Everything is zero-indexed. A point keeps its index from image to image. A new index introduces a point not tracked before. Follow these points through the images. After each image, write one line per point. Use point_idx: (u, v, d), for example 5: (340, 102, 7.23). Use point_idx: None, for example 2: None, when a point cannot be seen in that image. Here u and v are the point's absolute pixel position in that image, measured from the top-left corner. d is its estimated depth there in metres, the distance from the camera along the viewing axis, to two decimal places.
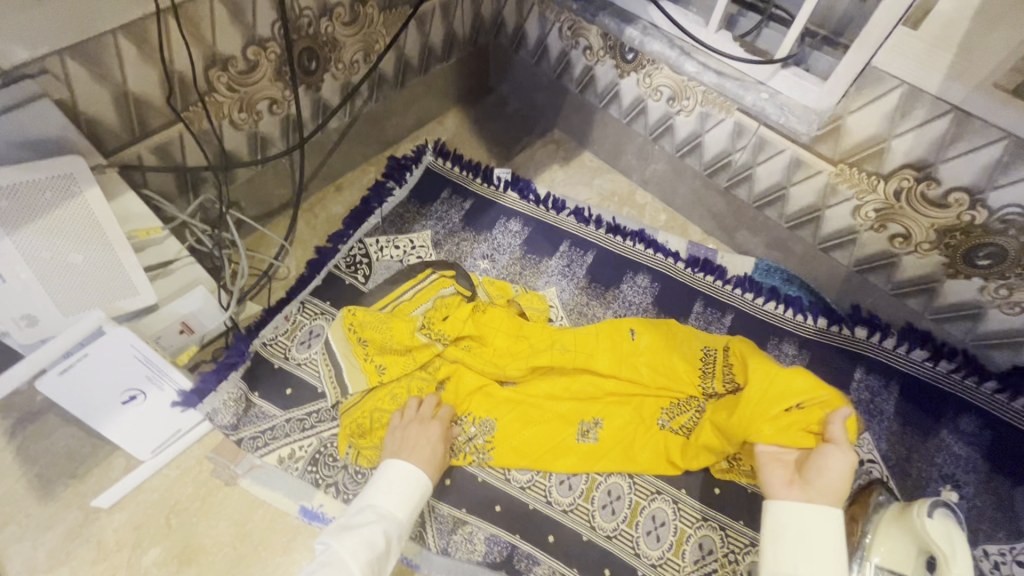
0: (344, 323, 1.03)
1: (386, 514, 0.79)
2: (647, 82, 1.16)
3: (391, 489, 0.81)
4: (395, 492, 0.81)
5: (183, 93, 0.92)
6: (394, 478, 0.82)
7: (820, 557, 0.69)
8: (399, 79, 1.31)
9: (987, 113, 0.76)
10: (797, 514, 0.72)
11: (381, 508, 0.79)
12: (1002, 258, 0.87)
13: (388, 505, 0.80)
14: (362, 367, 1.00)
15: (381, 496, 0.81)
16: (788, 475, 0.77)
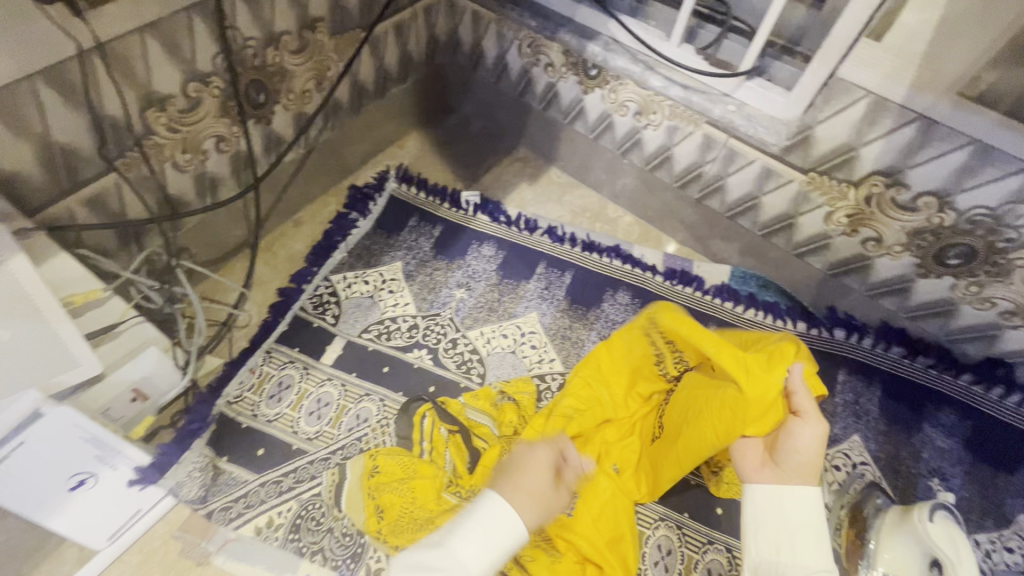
0: (364, 459, 0.93)
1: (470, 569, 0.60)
2: (612, 97, 1.14)
3: (478, 533, 0.62)
4: (479, 542, 0.62)
5: (117, 139, 0.83)
6: (490, 523, 0.63)
7: (803, 543, 0.66)
8: (354, 105, 1.24)
9: (951, 120, 0.78)
10: (773, 499, 0.68)
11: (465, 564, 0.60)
12: (972, 256, 0.90)
13: (475, 559, 0.61)
14: (370, 503, 0.89)
15: (471, 546, 0.61)
16: (759, 456, 0.72)
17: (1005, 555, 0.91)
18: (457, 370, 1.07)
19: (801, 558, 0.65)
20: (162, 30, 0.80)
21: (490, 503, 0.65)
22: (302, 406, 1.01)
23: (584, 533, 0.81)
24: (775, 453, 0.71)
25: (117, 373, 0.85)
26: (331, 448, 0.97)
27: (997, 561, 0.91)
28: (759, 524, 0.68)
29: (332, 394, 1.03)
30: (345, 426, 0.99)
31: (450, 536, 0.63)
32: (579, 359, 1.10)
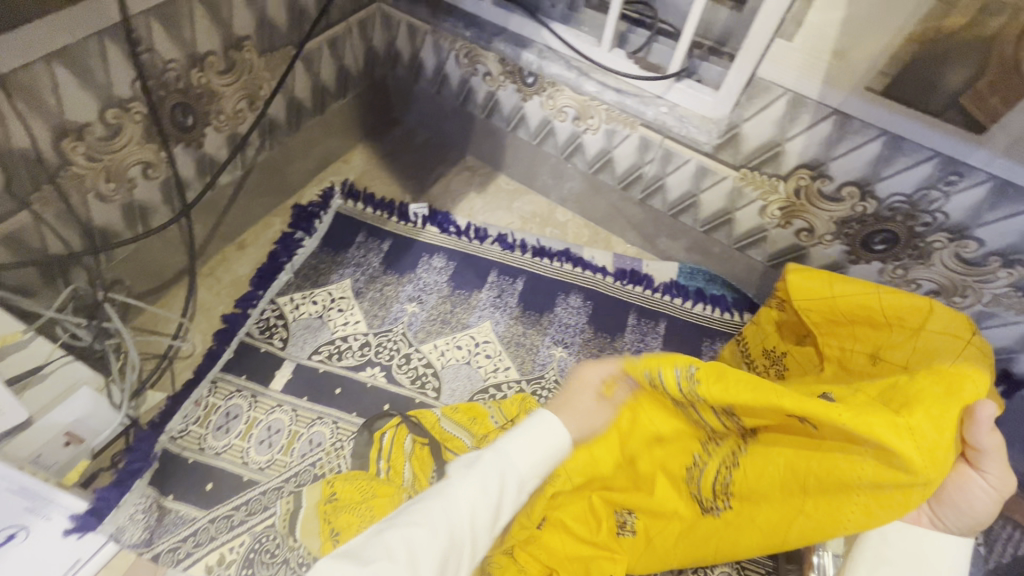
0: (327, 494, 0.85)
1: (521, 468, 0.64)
2: (550, 103, 1.16)
3: (526, 435, 0.66)
4: (529, 441, 0.66)
5: (29, 172, 0.79)
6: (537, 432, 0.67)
7: None
8: (292, 122, 1.22)
9: (863, 113, 0.81)
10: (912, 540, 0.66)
11: (516, 464, 0.64)
12: (895, 241, 0.94)
13: (526, 460, 0.65)
14: (324, 527, 0.81)
15: (520, 452, 0.65)
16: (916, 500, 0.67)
17: None
18: (411, 385, 1.06)
19: None
20: (72, 57, 0.76)
21: (536, 416, 0.69)
22: (252, 435, 0.98)
23: (551, 549, 0.78)
24: (937, 498, 0.65)
25: (48, 417, 0.82)
26: (284, 475, 0.95)
27: None
28: (888, 561, 0.66)
29: (283, 420, 1.00)
30: (298, 452, 0.97)
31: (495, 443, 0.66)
32: (535, 365, 1.10)
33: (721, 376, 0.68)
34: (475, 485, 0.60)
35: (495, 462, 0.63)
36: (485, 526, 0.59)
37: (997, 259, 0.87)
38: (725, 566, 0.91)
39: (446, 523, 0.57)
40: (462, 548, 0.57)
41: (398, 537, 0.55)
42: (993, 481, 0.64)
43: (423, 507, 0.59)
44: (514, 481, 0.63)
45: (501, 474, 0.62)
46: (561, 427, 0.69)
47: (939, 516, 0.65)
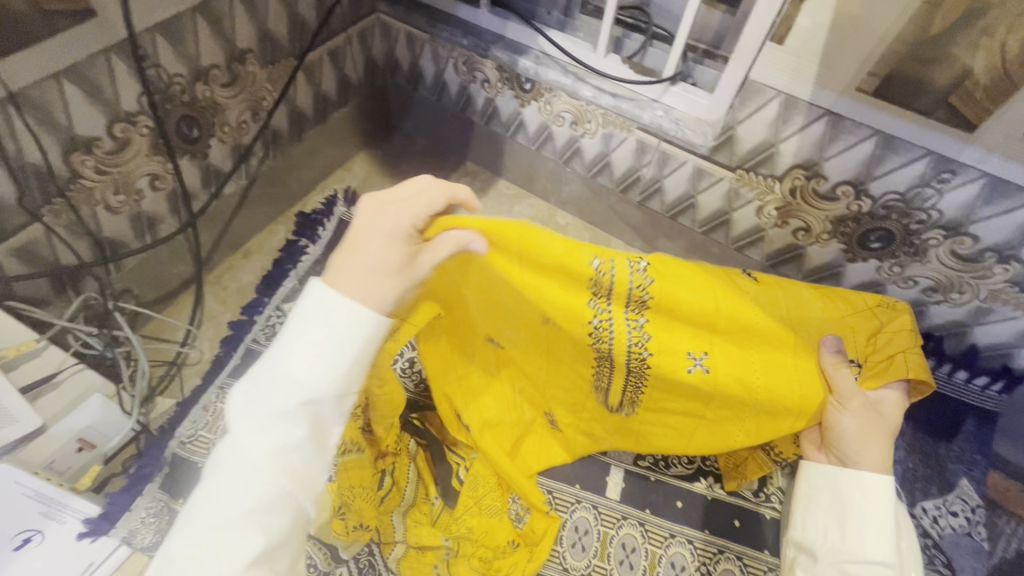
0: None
1: (312, 376, 0.52)
2: (548, 109, 1.17)
3: (299, 345, 0.52)
4: (306, 351, 0.52)
5: (40, 187, 0.82)
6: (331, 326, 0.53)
7: (868, 526, 0.69)
8: (295, 132, 1.24)
9: (854, 113, 0.82)
10: (832, 479, 0.74)
11: (294, 374, 0.52)
12: (891, 239, 0.95)
13: (311, 364, 0.52)
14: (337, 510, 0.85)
15: (291, 358, 0.52)
16: (817, 437, 0.79)
17: (950, 518, 0.96)
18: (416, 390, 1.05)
19: (858, 539, 0.69)
20: (81, 74, 0.79)
21: (308, 307, 0.53)
22: None
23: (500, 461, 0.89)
24: (831, 445, 0.75)
25: (60, 424, 0.84)
26: None
27: (944, 526, 0.95)
28: (812, 500, 0.75)
29: None
30: None
31: (269, 363, 0.53)
32: None
33: (670, 287, 0.77)
34: (252, 424, 0.51)
35: (274, 380, 0.52)
36: (277, 465, 0.51)
37: (992, 255, 0.88)
38: (728, 562, 0.92)
39: (241, 494, 0.50)
40: (294, 499, 0.53)
41: (202, 528, 0.50)
42: (873, 407, 0.74)
43: (213, 476, 0.52)
44: (312, 401, 0.52)
45: (276, 384, 0.52)
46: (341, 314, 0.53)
47: (833, 457, 0.75)
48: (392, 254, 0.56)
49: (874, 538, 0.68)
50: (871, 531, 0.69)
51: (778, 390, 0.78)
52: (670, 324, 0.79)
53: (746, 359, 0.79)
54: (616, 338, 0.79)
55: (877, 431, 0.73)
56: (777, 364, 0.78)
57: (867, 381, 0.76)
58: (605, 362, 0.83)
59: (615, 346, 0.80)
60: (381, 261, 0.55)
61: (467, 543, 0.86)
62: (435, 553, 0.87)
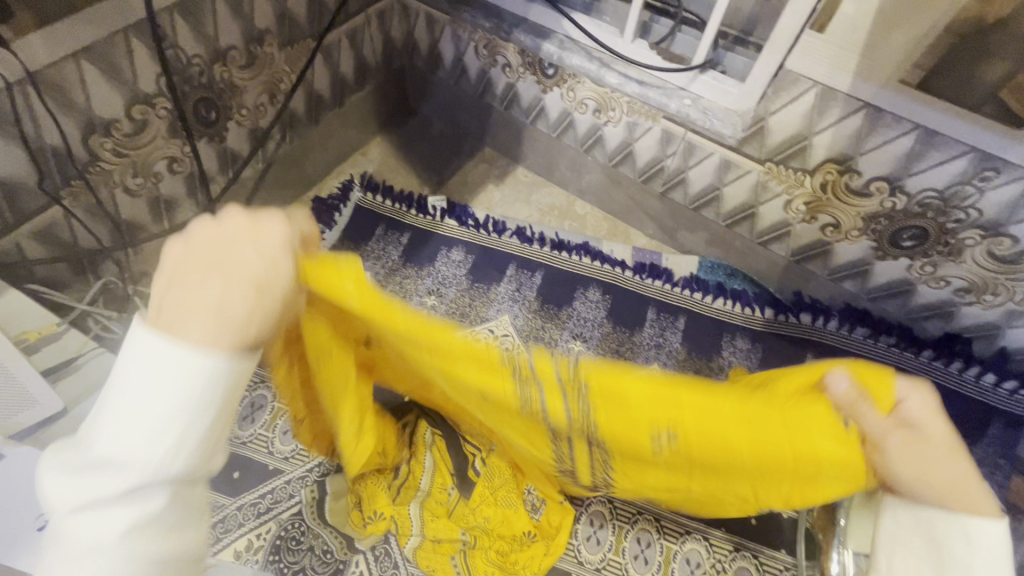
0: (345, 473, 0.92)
1: (156, 423, 0.38)
2: (571, 95, 1.14)
3: (122, 404, 0.38)
4: (130, 414, 0.38)
5: (60, 169, 0.81)
6: (176, 374, 0.38)
7: None
8: (312, 115, 1.22)
9: (895, 107, 0.79)
10: (914, 522, 0.48)
11: (128, 414, 0.38)
12: (925, 237, 0.92)
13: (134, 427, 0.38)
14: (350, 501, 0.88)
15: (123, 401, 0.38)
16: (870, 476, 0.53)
17: None
18: None
19: None
20: (99, 54, 0.77)
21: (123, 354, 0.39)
22: (276, 425, 1.00)
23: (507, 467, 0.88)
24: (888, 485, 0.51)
25: (80, 409, 0.83)
26: (307, 465, 0.96)
27: None
28: (902, 546, 0.49)
29: None
30: None
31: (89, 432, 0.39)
32: None
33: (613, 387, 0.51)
34: (72, 514, 0.37)
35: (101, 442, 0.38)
36: (135, 542, 0.38)
37: None
38: (744, 560, 0.91)
39: None
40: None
41: None
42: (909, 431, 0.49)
43: None
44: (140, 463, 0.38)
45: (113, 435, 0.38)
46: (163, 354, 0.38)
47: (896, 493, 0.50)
48: (270, 270, 0.43)
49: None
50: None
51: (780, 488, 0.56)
52: (623, 408, 0.51)
53: (722, 420, 0.50)
54: (555, 417, 0.54)
55: (952, 457, 0.48)
56: (758, 438, 0.50)
57: (882, 398, 0.51)
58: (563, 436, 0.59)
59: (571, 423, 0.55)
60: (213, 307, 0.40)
61: (485, 536, 0.86)
62: (453, 544, 0.86)
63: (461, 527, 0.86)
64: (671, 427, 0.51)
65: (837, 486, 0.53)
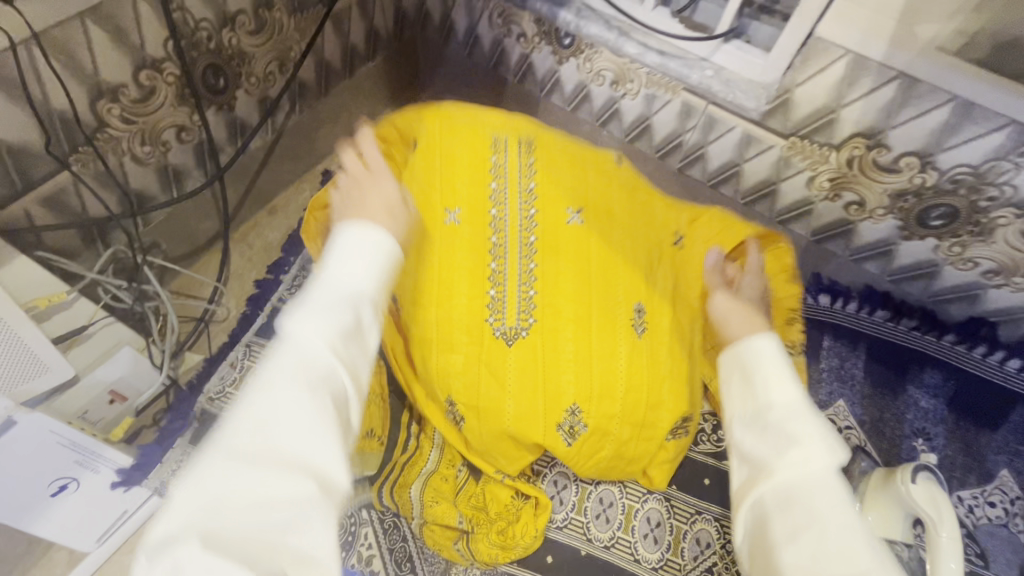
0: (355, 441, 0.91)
1: (350, 285, 0.56)
2: (588, 67, 1.10)
3: (314, 322, 0.52)
4: (317, 325, 0.52)
5: (67, 134, 0.79)
6: (371, 258, 0.59)
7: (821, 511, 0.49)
8: (322, 86, 1.20)
9: (932, 77, 0.75)
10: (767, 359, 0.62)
11: (347, 282, 0.56)
12: (954, 217, 0.88)
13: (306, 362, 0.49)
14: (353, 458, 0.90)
15: (339, 265, 0.57)
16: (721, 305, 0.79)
17: (987, 509, 0.93)
18: None
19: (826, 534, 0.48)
20: (104, 15, 0.75)
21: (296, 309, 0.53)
22: None
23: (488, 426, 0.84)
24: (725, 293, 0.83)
25: (90, 376, 0.84)
26: None
27: (979, 516, 0.93)
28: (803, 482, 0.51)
29: None
30: None
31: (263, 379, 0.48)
32: None
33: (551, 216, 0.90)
34: (238, 452, 0.44)
35: (321, 287, 0.55)
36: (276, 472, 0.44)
37: None
38: None
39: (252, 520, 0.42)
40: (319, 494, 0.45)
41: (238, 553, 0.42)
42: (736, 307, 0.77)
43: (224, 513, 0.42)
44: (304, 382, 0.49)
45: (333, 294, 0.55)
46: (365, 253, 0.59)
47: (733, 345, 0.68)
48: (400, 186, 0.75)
49: (777, 382, 0.59)
50: (765, 380, 0.60)
51: (663, 325, 0.86)
52: (559, 266, 0.87)
53: (611, 239, 0.90)
54: (508, 250, 0.88)
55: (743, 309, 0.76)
56: (637, 266, 0.89)
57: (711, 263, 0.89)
58: (511, 296, 0.86)
59: (521, 232, 0.89)
60: (384, 201, 0.72)
61: (480, 520, 0.87)
62: (452, 531, 0.86)
63: (456, 511, 0.86)
64: (592, 254, 0.88)
65: (694, 324, 0.88)
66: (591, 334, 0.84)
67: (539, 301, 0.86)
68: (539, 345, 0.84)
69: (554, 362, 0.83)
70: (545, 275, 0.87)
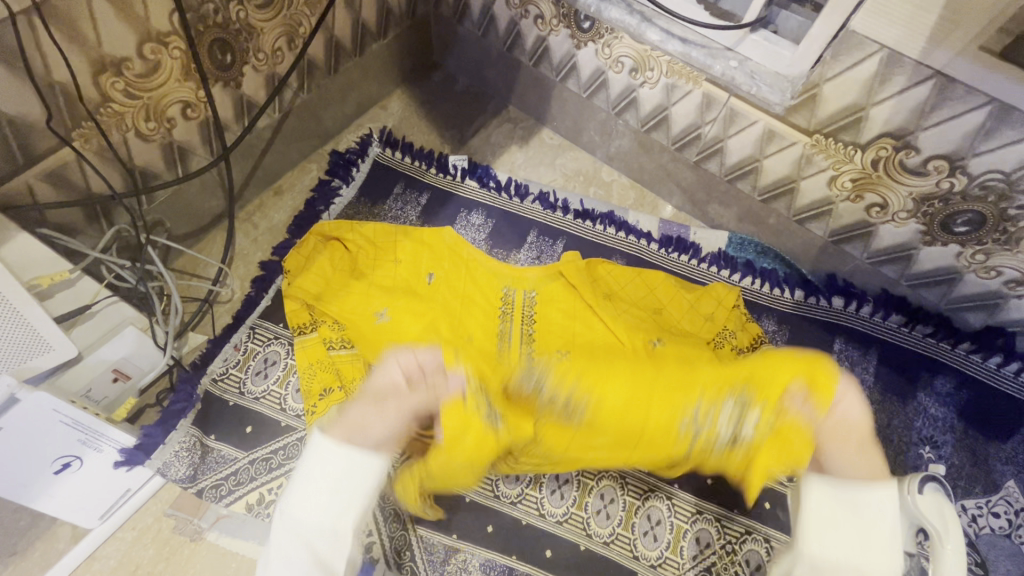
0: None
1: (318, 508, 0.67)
2: (606, 52, 1.07)
3: (306, 477, 0.69)
4: (311, 482, 0.68)
5: (69, 110, 0.78)
6: (332, 467, 0.69)
7: (872, 544, 0.69)
8: (331, 64, 1.16)
9: (970, 77, 0.72)
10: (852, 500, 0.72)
11: (304, 522, 0.66)
12: (981, 223, 0.86)
13: (308, 506, 0.67)
14: None
15: (300, 504, 0.67)
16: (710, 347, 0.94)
17: (990, 519, 0.92)
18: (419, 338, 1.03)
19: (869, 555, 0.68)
20: None
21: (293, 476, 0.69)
22: (289, 382, 0.98)
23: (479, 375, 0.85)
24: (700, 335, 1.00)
25: (95, 353, 0.83)
26: None
27: (982, 526, 0.92)
28: (854, 504, 0.72)
29: None
30: None
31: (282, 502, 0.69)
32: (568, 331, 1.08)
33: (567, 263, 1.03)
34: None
35: (282, 529, 0.67)
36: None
37: None
38: (756, 544, 0.90)
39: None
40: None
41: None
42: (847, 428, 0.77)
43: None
44: (309, 536, 0.66)
45: (296, 532, 0.66)
46: (325, 452, 0.70)
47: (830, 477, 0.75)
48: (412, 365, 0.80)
49: (881, 540, 0.69)
50: (885, 535, 0.69)
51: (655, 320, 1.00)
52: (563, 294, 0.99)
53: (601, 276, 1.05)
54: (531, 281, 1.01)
55: (860, 452, 0.76)
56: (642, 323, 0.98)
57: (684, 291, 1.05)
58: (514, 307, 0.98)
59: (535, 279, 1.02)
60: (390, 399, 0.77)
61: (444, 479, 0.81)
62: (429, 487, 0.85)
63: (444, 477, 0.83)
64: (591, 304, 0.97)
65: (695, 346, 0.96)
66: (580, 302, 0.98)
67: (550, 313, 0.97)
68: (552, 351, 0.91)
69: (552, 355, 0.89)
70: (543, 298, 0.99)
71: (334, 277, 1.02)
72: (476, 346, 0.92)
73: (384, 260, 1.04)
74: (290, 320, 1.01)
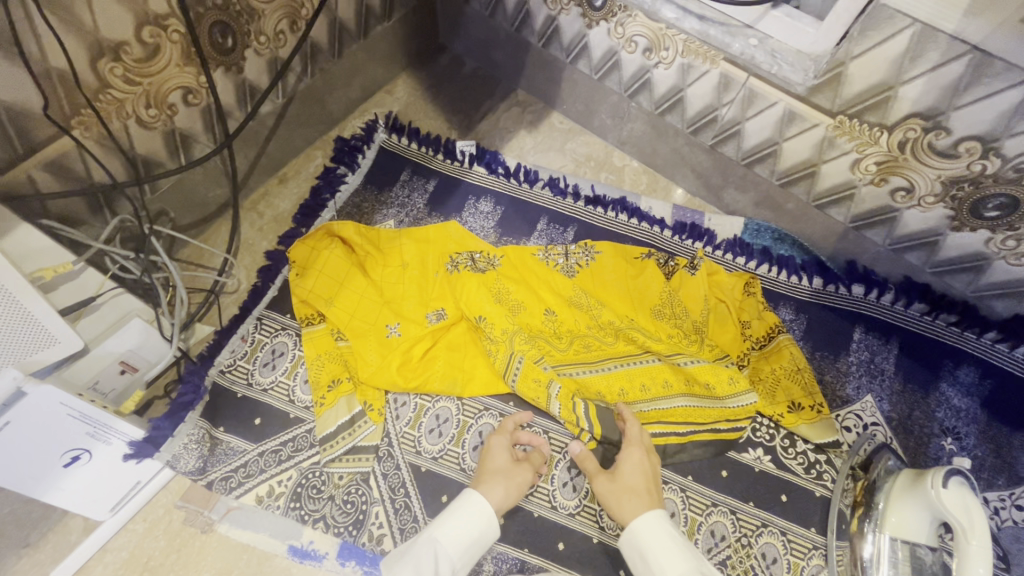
0: (371, 419, 0.93)
1: (457, 547, 0.74)
2: (619, 32, 1.02)
3: (458, 522, 0.76)
4: (460, 528, 0.75)
5: (67, 95, 0.76)
6: (475, 531, 0.76)
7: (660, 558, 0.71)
8: (335, 47, 1.13)
9: (1008, 52, 0.68)
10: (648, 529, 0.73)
11: (446, 549, 0.73)
12: (1013, 207, 0.82)
13: (454, 541, 0.74)
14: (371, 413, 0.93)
15: (445, 530, 0.75)
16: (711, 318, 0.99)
17: (1014, 513, 0.89)
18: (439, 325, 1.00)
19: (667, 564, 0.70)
20: None
21: (467, 500, 0.78)
22: (298, 373, 0.97)
23: (529, 352, 0.95)
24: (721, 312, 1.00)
25: (101, 346, 0.81)
26: None
27: (1005, 518, 0.89)
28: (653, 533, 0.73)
29: None
30: None
31: (431, 528, 0.76)
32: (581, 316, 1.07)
33: (590, 252, 1.03)
34: None
35: (426, 547, 0.73)
36: None
37: None
38: (771, 536, 0.88)
39: None
40: None
41: None
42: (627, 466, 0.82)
43: None
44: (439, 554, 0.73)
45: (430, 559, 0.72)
46: (484, 512, 0.77)
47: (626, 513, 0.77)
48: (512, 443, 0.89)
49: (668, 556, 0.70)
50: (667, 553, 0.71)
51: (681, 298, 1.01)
52: (596, 278, 1.01)
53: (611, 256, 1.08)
54: (558, 262, 1.02)
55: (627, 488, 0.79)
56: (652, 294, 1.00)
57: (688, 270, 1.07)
58: (556, 293, 1.00)
59: (566, 262, 1.02)
60: (511, 474, 0.84)
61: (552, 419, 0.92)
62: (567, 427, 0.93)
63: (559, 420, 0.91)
64: (622, 288, 1.01)
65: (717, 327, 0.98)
66: (618, 289, 1.00)
67: (586, 295, 0.99)
68: (589, 335, 0.97)
69: (586, 335, 0.97)
70: (579, 284, 1.01)
71: (336, 273, 1.01)
72: (522, 335, 0.96)
73: (391, 256, 1.02)
74: (296, 312, 0.99)
